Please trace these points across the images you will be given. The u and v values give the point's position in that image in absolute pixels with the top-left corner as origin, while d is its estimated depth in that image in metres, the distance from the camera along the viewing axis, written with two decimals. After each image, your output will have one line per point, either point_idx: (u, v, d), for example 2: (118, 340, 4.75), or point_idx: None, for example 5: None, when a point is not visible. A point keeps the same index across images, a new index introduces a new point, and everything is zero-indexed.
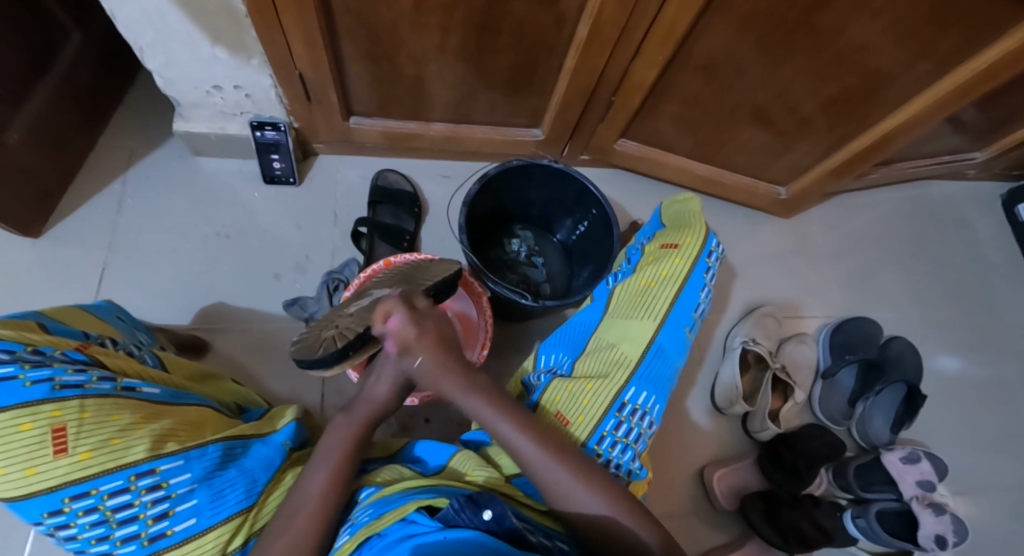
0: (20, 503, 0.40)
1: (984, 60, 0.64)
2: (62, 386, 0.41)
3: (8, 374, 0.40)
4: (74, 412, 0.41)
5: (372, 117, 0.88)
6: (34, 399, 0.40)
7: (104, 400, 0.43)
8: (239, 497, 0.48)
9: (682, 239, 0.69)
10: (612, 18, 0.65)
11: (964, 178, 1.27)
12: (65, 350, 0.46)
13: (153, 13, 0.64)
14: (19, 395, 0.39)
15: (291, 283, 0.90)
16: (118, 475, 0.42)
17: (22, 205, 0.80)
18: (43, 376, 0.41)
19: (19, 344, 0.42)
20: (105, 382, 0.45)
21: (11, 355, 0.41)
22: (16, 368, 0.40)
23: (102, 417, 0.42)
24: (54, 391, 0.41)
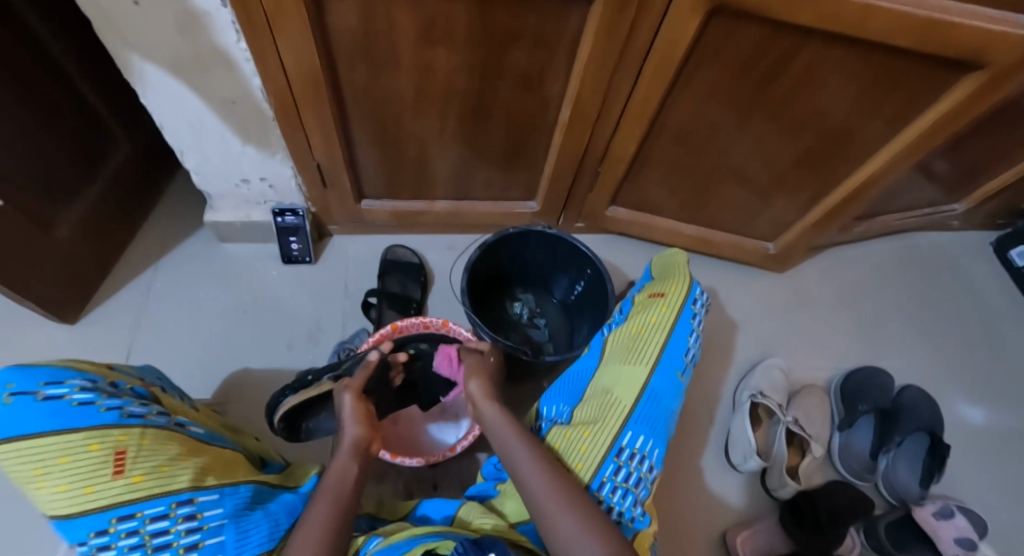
0: (74, 519, 0.46)
1: (928, 118, 0.71)
2: (128, 415, 0.51)
3: (88, 400, 0.50)
4: (135, 438, 0.49)
5: (381, 198, 0.96)
6: (105, 423, 0.49)
7: (160, 432, 0.52)
8: (260, 540, 0.53)
9: (668, 288, 0.76)
10: (590, 100, 0.74)
11: (951, 228, 1.32)
12: (133, 387, 0.57)
13: (195, 119, 0.74)
14: (93, 418, 0.48)
15: (304, 354, 0.94)
16: (161, 500, 0.48)
17: (63, 291, 0.87)
18: (115, 405, 0.51)
19: (99, 378, 0.54)
20: (160, 415, 0.54)
21: (93, 386, 0.52)
22: (95, 396, 0.50)
23: (156, 446, 0.50)
24: (122, 418, 0.50)
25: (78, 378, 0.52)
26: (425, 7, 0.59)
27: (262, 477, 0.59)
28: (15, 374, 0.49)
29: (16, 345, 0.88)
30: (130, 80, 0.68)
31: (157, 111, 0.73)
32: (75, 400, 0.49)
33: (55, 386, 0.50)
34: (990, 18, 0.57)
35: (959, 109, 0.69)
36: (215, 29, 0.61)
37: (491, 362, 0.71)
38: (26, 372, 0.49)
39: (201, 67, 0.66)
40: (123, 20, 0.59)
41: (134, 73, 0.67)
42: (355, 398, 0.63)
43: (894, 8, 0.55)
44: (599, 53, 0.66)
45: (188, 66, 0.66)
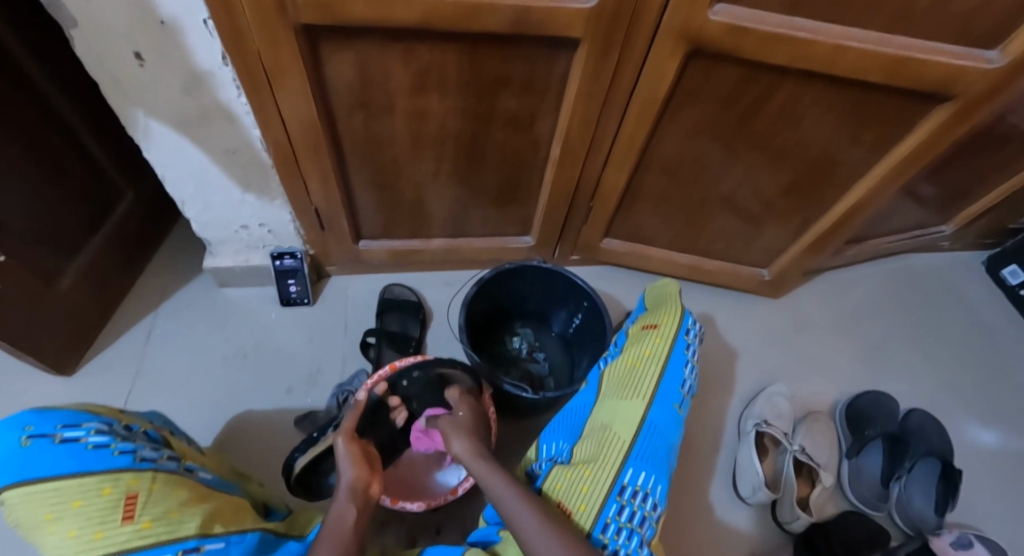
0: None
1: (906, 146, 0.74)
2: (140, 459, 0.52)
3: (104, 443, 0.52)
4: (147, 482, 0.50)
5: (379, 238, 0.98)
6: (119, 467, 0.50)
7: (170, 476, 0.53)
8: None
9: (660, 319, 0.77)
10: (579, 139, 0.77)
11: (942, 248, 1.33)
12: (145, 430, 0.59)
13: (196, 170, 0.76)
14: (107, 461, 0.50)
15: (303, 397, 0.93)
16: (169, 548, 0.47)
17: (61, 343, 0.87)
18: (128, 449, 0.52)
19: (115, 421, 0.57)
20: (170, 460, 0.56)
21: (109, 429, 0.55)
22: (110, 439, 0.53)
23: (166, 491, 0.51)
24: (135, 461, 0.51)
25: (94, 422, 0.55)
26: (417, 58, 0.62)
27: (268, 525, 0.58)
28: (35, 418, 0.52)
29: (11, 400, 0.87)
30: (133, 136, 0.70)
31: (159, 164, 0.75)
32: (91, 443, 0.51)
33: (72, 428, 0.52)
34: (957, 54, 0.60)
35: (936, 136, 0.72)
36: (217, 85, 0.64)
37: (462, 417, 0.70)
38: (46, 414, 0.53)
39: (204, 121, 0.69)
40: (130, 80, 0.62)
41: (137, 129, 0.69)
42: (348, 442, 0.64)
43: (864, 47, 0.58)
44: (586, 96, 0.69)
45: (191, 121, 0.68)
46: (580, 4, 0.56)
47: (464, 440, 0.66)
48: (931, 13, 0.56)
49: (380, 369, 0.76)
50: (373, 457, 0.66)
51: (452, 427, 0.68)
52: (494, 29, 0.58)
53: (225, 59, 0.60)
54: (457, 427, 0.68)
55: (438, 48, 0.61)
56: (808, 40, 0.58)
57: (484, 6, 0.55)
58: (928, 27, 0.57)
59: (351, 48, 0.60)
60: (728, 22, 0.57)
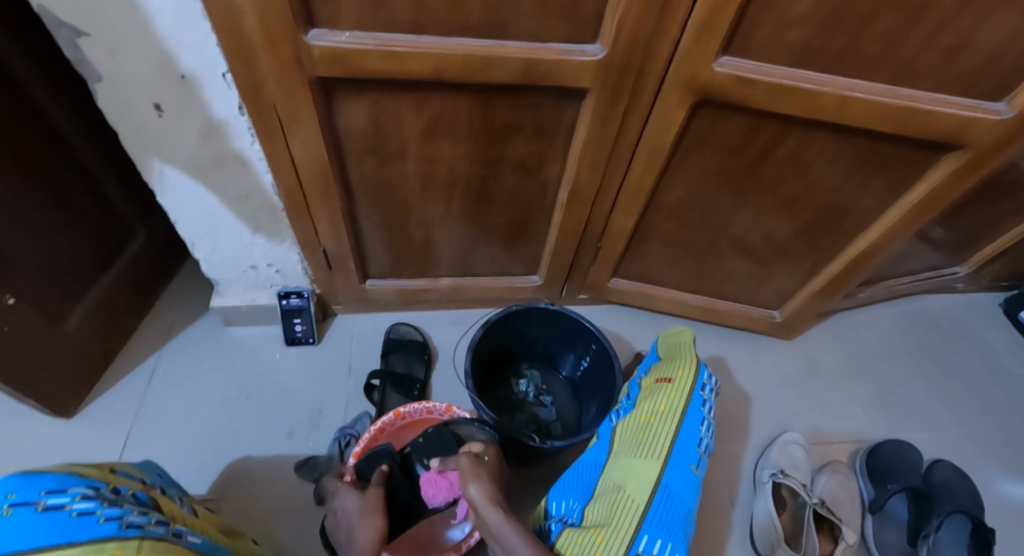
0: None
1: (917, 193, 0.74)
2: (128, 525, 0.44)
3: (88, 509, 0.44)
4: (133, 550, 0.41)
5: (386, 277, 0.98)
6: (104, 535, 0.41)
7: (159, 543, 0.44)
8: None
9: (675, 373, 0.76)
10: (587, 183, 0.77)
11: (957, 290, 1.31)
12: (133, 491, 0.52)
13: (208, 213, 0.77)
14: (92, 530, 0.42)
15: (304, 441, 0.91)
16: None
17: (62, 384, 0.86)
18: (115, 515, 0.44)
19: (102, 484, 0.50)
20: (159, 526, 0.47)
21: (94, 492, 0.47)
22: (95, 505, 0.45)
23: None
24: (121, 528, 0.43)
25: (80, 487, 0.48)
26: (428, 106, 0.64)
27: None
28: (18, 483, 0.44)
29: (8, 443, 0.86)
30: (148, 180, 0.71)
31: (173, 209, 0.76)
32: (74, 510, 0.44)
33: (57, 495, 0.45)
34: (965, 105, 0.60)
35: (946, 184, 0.71)
36: (232, 133, 0.65)
37: (485, 463, 0.68)
38: (31, 479, 0.45)
39: (218, 167, 0.70)
40: (149, 130, 0.63)
41: (153, 175, 0.70)
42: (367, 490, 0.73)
43: (869, 98, 0.59)
44: (594, 143, 0.70)
45: (205, 167, 0.70)
46: (588, 57, 0.57)
47: (485, 486, 0.63)
48: (935, 65, 0.56)
49: (384, 416, 0.80)
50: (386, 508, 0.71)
51: (472, 469, 0.66)
52: (504, 78, 0.59)
53: (241, 109, 0.62)
54: (475, 472, 0.65)
55: (448, 96, 0.63)
56: (814, 91, 0.59)
57: (493, 58, 0.56)
58: (933, 80, 0.58)
59: (364, 97, 0.61)
60: (734, 73, 0.58)
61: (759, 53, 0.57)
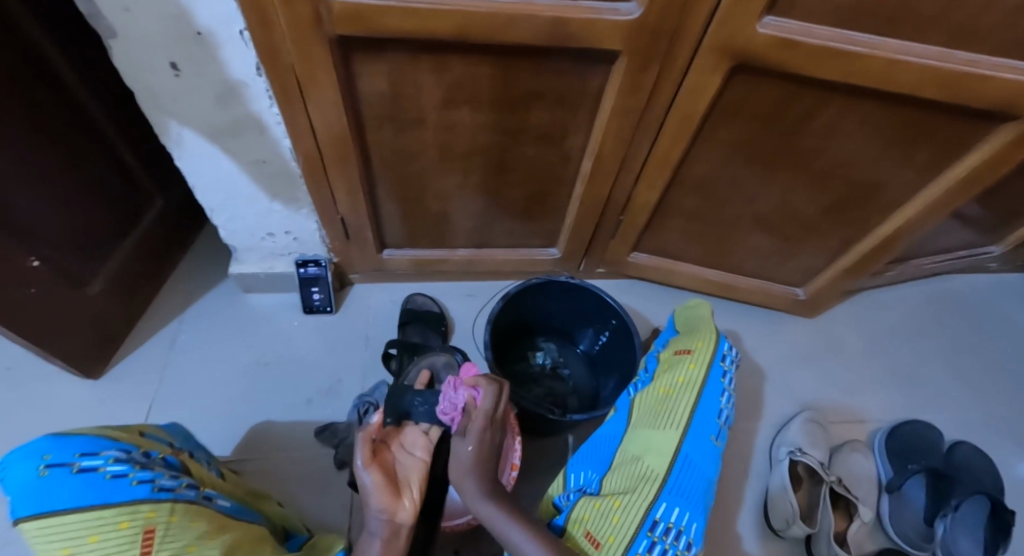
0: None
1: (962, 167, 0.70)
2: (160, 488, 0.44)
3: (121, 471, 0.44)
4: (165, 514, 0.42)
5: (402, 247, 0.97)
6: (137, 498, 0.42)
7: (189, 506, 0.45)
8: None
9: (694, 345, 0.76)
10: (612, 153, 0.74)
11: (988, 270, 1.26)
12: (164, 455, 0.52)
13: (225, 178, 0.76)
14: (125, 493, 0.42)
15: (323, 408, 0.93)
16: None
17: (87, 348, 0.88)
18: (147, 477, 0.45)
19: (133, 446, 0.49)
20: (190, 489, 0.47)
21: (126, 454, 0.48)
22: (128, 466, 0.45)
23: (185, 521, 0.43)
24: (153, 491, 0.43)
25: (112, 448, 0.47)
26: (451, 70, 0.61)
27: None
28: (51, 444, 0.44)
29: (40, 404, 0.88)
30: (165, 143, 0.70)
31: (190, 173, 0.75)
32: (108, 472, 0.44)
33: (90, 457, 0.45)
34: None
35: (991, 160, 0.68)
36: (249, 95, 0.63)
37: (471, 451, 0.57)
38: (63, 441, 0.45)
39: (236, 131, 0.69)
40: (165, 91, 0.62)
41: (170, 138, 0.69)
42: (368, 469, 0.55)
43: (923, 62, 0.55)
44: (622, 110, 0.67)
45: (223, 131, 0.68)
46: (621, 16, 0.54)
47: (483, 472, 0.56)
48: (997, 28, 0.52)
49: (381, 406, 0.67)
50: (401, 471, 0.60)
51: (484, 419, 0.58)
52: (528, 41, 0.56)
53: (260, 69, 0.60)
54: (486, 424, 0.58)
55: (471, 60, 0.60)
56: (862, 55, 0.55)
57: (519, 17, 0.53)
58: (993, 44, 0.54)
59: (385, 60, 0.59)
60: (776, 35, 0.55)
61: (803, 14, 0.53)
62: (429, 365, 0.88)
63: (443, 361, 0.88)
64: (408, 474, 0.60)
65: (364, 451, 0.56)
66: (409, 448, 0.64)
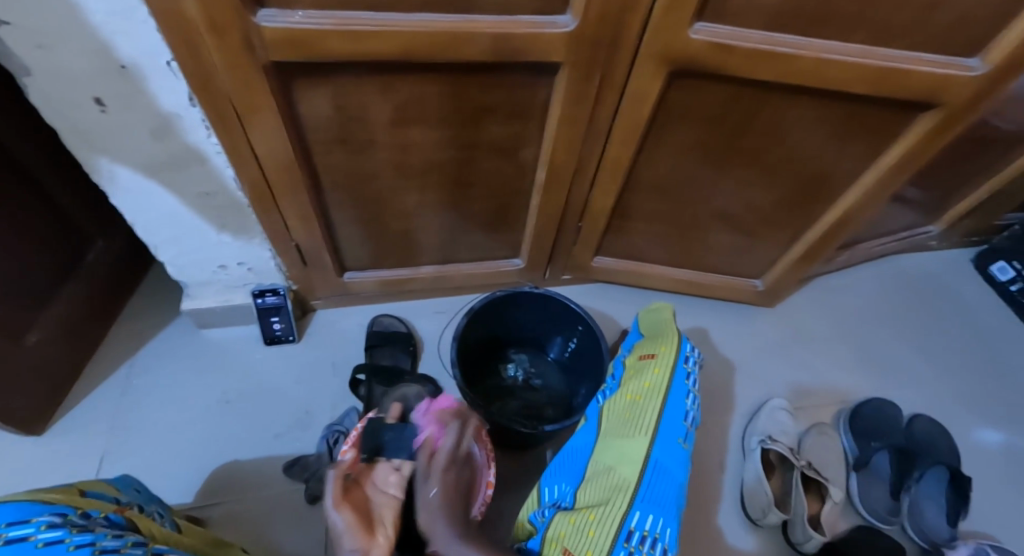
0: None
1: (894, 155, 0.74)
2: (102, 551, 0.41)
3: (56, 538, 0.41)
4: None
5: (364, 269, 0.95)
6: None
7: None
8: None
9: (658, 349, 0.76)
10: (565, 162, 0.75)
11: (931, 248, 1.33)
12: (106, 514, 0.49)
13: (169, 214, 0.73)
14: None
15: (291, 441, 0.90)
16: None
17: (30, 402, 0.82)
18: (86, 541, 0.41)
19: (70, 509, 0.46)
20: (137, 547, 0.44)
21: (62, 519, 0.44)
22: (64, 532, 0.42)
23: None
24: None
25: (45, 514, 0.44)
26: (396, 90, 0.61)
27: None
28: None
29: None
30: (100, 182, 0.67)
31: (129, 211, 0.72)
32: (41, 540, 0.40)
33: (18, 526, 0.42)
34: (939, 62, 0.60)
35: (920, 147, 0.72)
36: (185, 127, 0.61)
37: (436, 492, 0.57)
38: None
39: (176, 165, 0.66)
40: (92, 127, 0.59)
41: (104, 176, 0.66)
42: (338, 508, 0.55)
43: (844, 59, 0.58)
44: (569, 119, 0.67)
45: (161, 166, 0.66)
46: (559, 29, 0.55)
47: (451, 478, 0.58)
48: (911, 24, 0.55)
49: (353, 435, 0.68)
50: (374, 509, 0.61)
51: (445, 458, 0.59)
52: (470, 57, 0.56)
53: (193, 102, 0.58)
54: (446, 464, 0.59)
55: (416, 79, 0.60)
56: (790, 55, 0.57)
57: (460, 35, 0.53)
58: (908, 39, 0.57)
59: (325, 83, 0.58)
60: (709, 40, 0.56)
61: (732, 19, 0.55)
62: (402, 398, 0.85)
63: (414, 392, 0.87)
64: (382, 511, 0.61)
65: (336, 489, 0.57)
66: (382, 485, 0.65)
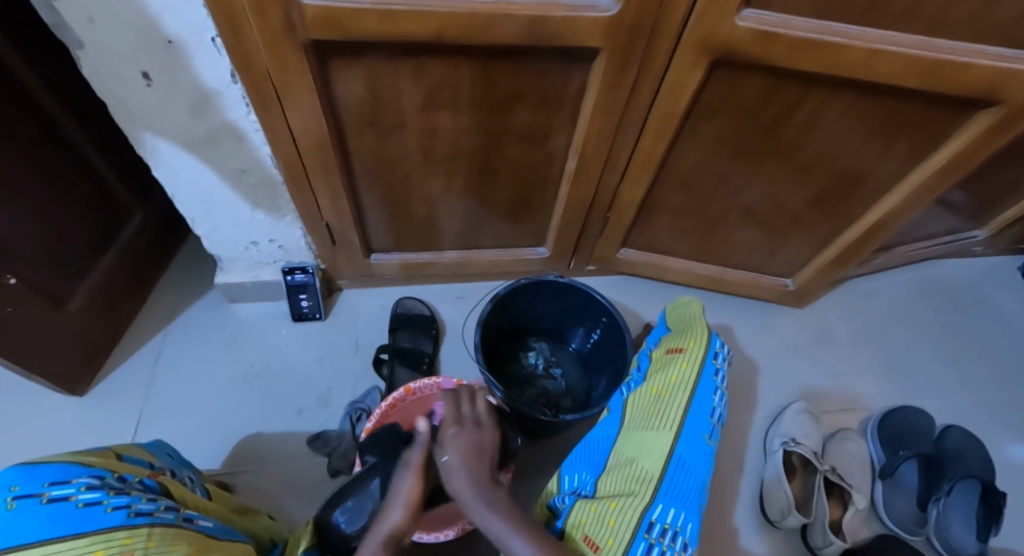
0: None
1: (944, 154, 0.70)
2: (136, 512, 0.43)
3: (93, 499, 0.43)
4: (142, 540, 0.41)
5: (390, 251, 0.96)
6: (111, 526, 0.41)
7: (168, 530, 0.43)
8: None
9: (686, 343, 0.76)
10: (597, 151, 0.74)
11: (973, 255, 1.28)
12: (141, 478, 0.51)
13: (206, 188, 0.75)
14: (98, 521, 0.41)
15: (315, 416, 0.92)
16: None
17: (72, 364, 0.86)
18: (122, 503, 0.43)
19: (107, 472, 0.48)
20: (169, 512, 0.46)
21: (100, 481, 0.46)
22: (101, 494, 0.44)
23: (164, 547, 0.41)
24: (129, 517, 0.42)
25: (85, 475, 0.46)
26: (430, 73, 0.60)
27: None
28: (19, 474, 0.43)
29: (24, 423, 0.87)
30: (141, 155, 0.69)
31: (168, 183, 0.74)
32: (81, 500, 0.42)
33: (60, 486, 0.43)
34: (1003, 57, 0.56)
35: (973, 147, 0.68)
36: (224, 103, 0.62)
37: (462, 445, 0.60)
38: (32, 470, 0.43)
39: (214, 141, 0.67)
40: (136, 101, 0.60)
41: (145, 148, 0.68)
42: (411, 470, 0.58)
43: (901, 52, 0.55)
44: (604, 107, 0.66)
45: (201, 142, 0.67)
46: (600, 13, 0.53)
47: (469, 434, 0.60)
48: (975, 14, 0.52)
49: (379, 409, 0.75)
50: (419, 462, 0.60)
51: (453, 427, 0.61)
52: (507, 40, 0.55)
53: (234, 76, 0.59)
54: (457, 431, 0.60)
55: (450, 62, 0.59)
56: (841, 45, 0.55)
57: (497, 16, 0.52)
58: (972, 30, 0.54)
59: (361, 65, 0.58)
60: (757, 28, 0.54)
61: (783, 6, 0.53)
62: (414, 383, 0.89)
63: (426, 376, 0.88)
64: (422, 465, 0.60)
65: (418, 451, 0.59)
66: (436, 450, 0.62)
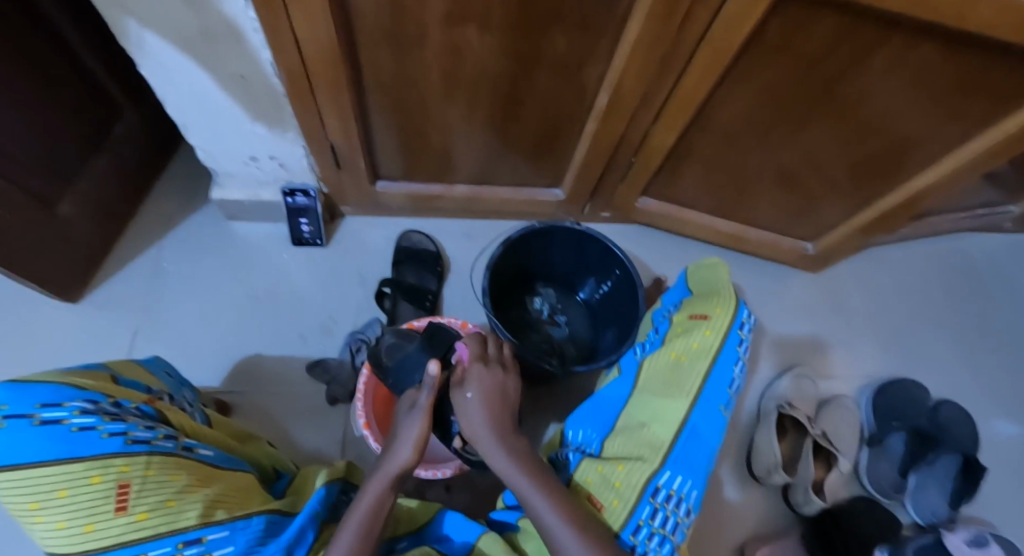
0: None
1: (1016, 122, 0.63)
2: (133, 440, 0.41)
3: (88, 424, 0.40)
4: (140, 467, 0.41)
5: (398, 180, 0.90)
6: (107, 453, 0.40)
7: (167, 459, 0.43)
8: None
9: (712, 309, 0.70)
10: (633, 87, 0.67)
11: (1002, 233, 1.22)
12: (137, 404, 0.49)
13: (200, 93, 0.68)
14: (94, 447, 0.39)
15: (314, 344, 0.90)
16: (167, 540, 0.40)
17: (64, 270, 0.83)
18: (118, 429, 0.41)
19: (102, 396, 0.44)
20: (168, 440, 0.45)
21: (95, 405, 0.43)
22: (96, 419, 0.41)
23: (163, 476, 0.42)
24: (126, 444, 0.41)
25: (79, 398, 0.43)
26: None
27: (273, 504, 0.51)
28: (7, 392, 0.40)
29: (17, 329, 0.85)
30: (127, 48, 0.62)
31: (159, 85, 0.67)
32: (75, 425, 0.40)
33: (53, 408, 0.41)
34: None
35: None
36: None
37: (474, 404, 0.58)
38: (21, 389, 0.40)
39: (210, 41, 0.60)
40: None
41: (131, 41, 0.60)
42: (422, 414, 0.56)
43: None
44: (650, 37, 0.58)
45: (195, 41, 0.60)
46: None
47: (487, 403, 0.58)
48: None
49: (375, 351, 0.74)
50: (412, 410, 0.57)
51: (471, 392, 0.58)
52: None
53: None
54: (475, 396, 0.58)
55: None
56: None
57: None
58: None
59: None
60: None
61: None
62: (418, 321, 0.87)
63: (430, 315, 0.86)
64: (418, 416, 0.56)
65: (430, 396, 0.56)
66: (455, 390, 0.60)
